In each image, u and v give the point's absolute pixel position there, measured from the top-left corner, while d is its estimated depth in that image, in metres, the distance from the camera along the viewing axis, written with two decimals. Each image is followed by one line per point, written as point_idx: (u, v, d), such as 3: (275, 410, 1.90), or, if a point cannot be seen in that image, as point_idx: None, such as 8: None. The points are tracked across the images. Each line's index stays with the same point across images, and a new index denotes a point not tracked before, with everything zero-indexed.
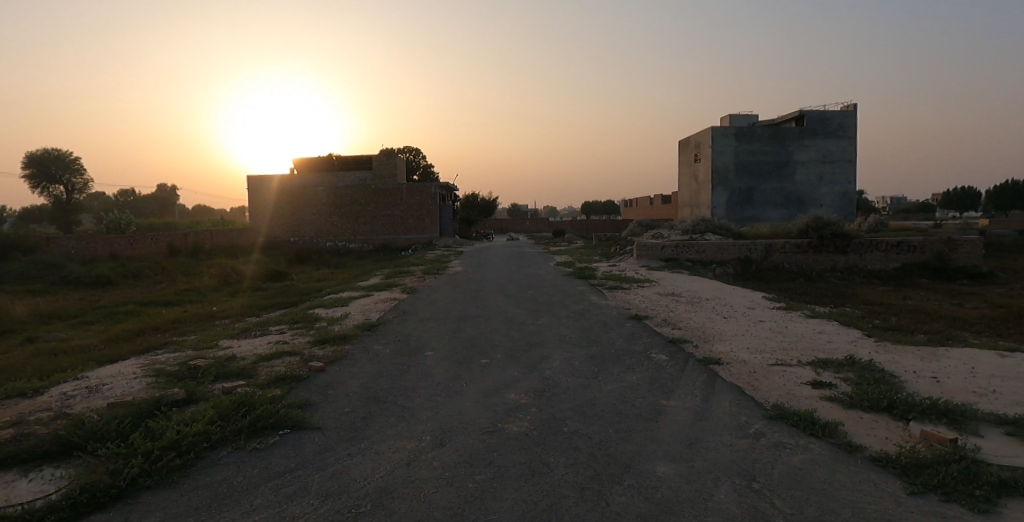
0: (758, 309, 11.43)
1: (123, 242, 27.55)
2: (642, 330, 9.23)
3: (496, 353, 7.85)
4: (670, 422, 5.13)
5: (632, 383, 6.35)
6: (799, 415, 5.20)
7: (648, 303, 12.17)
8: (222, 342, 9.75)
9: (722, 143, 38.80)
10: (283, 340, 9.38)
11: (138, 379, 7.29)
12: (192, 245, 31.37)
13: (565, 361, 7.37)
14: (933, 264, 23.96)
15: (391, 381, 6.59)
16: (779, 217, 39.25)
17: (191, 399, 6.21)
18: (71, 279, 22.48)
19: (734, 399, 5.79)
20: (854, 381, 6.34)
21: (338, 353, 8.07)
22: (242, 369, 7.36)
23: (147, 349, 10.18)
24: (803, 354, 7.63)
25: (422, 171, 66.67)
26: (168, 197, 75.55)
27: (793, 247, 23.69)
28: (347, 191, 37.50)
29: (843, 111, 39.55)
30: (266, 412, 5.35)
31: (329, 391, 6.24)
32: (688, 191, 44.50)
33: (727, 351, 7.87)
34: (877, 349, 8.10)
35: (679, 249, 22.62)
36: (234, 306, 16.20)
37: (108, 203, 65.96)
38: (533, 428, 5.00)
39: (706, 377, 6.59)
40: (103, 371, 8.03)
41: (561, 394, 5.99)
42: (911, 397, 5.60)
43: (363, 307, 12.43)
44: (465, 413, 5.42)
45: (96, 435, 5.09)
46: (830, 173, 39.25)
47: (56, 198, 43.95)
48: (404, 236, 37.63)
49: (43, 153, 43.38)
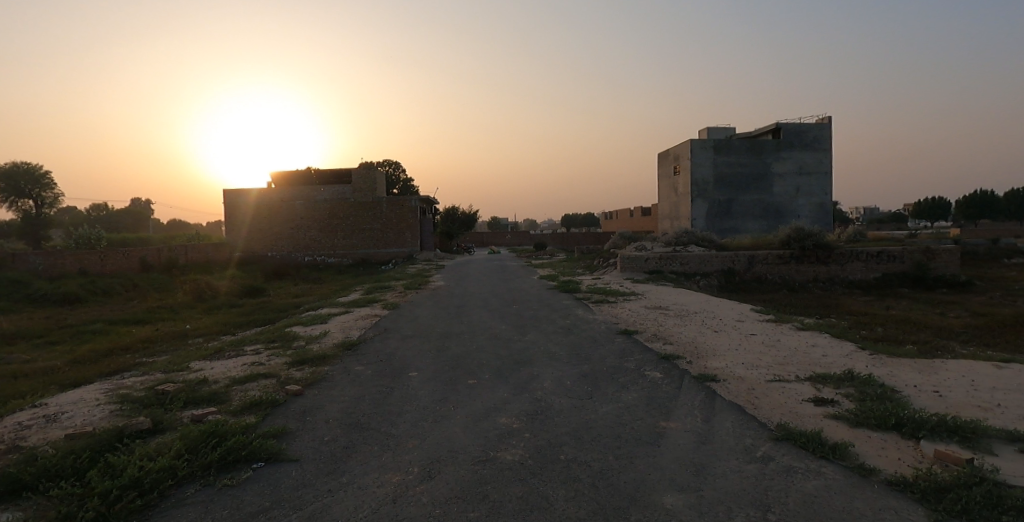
0: (747, 323, 11.26)
1: (93, 258, 26.61)
2: (633, 346, 8.96)
3: (484, 373, 7.50)
4: (672, 447, 4.84)
5: (629, 404, 6.05)
6: (806, 436, 4.96)
7: (636, 317, 11.94)
8: (194, 364, 9.25)
9: (701, 155, 39.14)
10: (258, 361, 8.90)
11: (100, 406, 6.78)
12: (165, 260, 30.48)
13: (556, 381, 7.05)
14: (913, 274, 24.20)
15: (374, 405, 6.21)
16: (758, 228, 39.59)
17: (157, 429, 5.77)
18: (38, 296, 21.59)
19: (736, 419, 5.53)
20: (856, 397, 6.15)
21: (317, 374, 7.66)
22: (214, 394, 6.91)
23: (114, 372, 9.64)
24: (800, 369, 7.43)
25: (402, 184, 66.20)
26: (142, 211, 74.22)
27: (775, 258, 23.74)
28: (326, 205, 36.92)
29: (817, 123, 40.22)
30: (238, 444, 4.93)
31: (308, 418, 5.84)
32: (668, 204, 44.80)
33: (722, 366, 7.64)
34: (873, 362, 7.93)
35: (663, 261, 22.55)
36: (208, 324, 15.61)
37: (80, 218, 64.42)
38: (529, 456, 4.69)
39: (704, 395, 6.32)
40: (63, 398, 7.49)
41: (555, 417, 5.66)
42: (918, 413, 5.41)
43: (343, 325, 11.97)
44: (454, 440, 5.07)
45: (49, 473, 4.62)
46: (806, 185, 39.79)
47: (25, 213, 42.54)
48: (383, 250, 37.13)
49: (12, 166, 41.86)
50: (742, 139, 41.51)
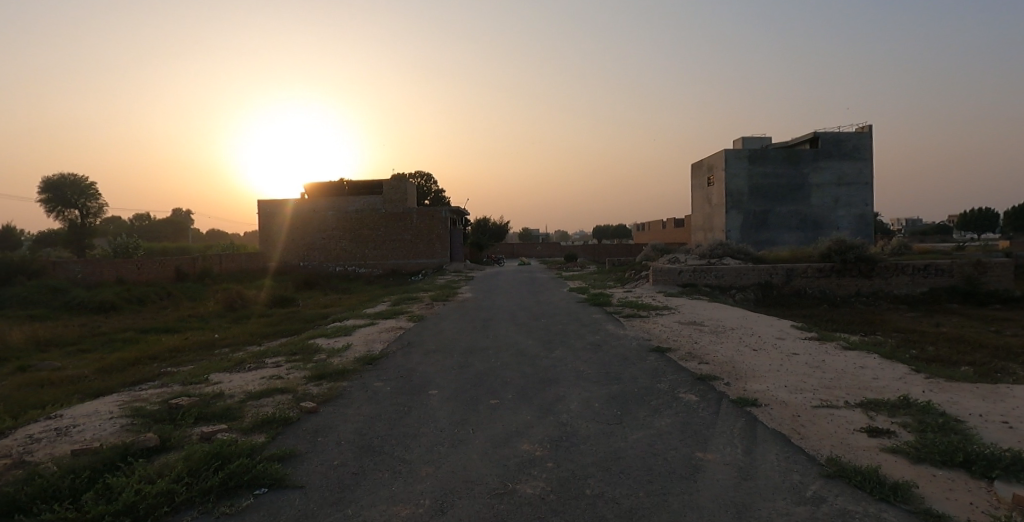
0: (789, 340, 10.60)
1: (129, 266, 27.18)
2: (666, 365, 8.45)
3: (507, 393, 7.12)
4: (711, 483, 4.37)
5: (662, 431, 5.58)
6: (862, 474, 4.42)
7: (669, 333, 11.40)
8: (213, 376, 9.11)
9: (735, 165, 38.16)
10: (278, 374, 8.69)
11: (112, 420, 6.62)
12: (199, 269, 30.98)
13: (583, 403, 6.62)
14: (963, 288, 22.89)
15: (389, 427, 5.88)
16: (796, 240, 38.33)
17: (164, 447, 5.56)
18: (76, 304, 22.08)
19: (780, 451, 5.02)
20: (916, 428, 5.54)
21: (334, 391, 7.38)
22: (227, 410, 6.69)
23: (136, 382, 9.59)
24: (849, 394, 6.83)
25: (433, 195, 66.55)
26: (182, 222, 76.31)
27: (815, 271, 22.82)
28: (357, 216, 37.15)
29: (857, 132, 38.88)
30: (242, 467, 4.65)
31: (319, 439, 5.55)
32: (701, 215, 43.86)
33: (763, 389, 7.09)
34: (930, 386, 7.26)
35: (697, 274, 21.86)
36: (235, 334, 15.61)
37: (124, 228, 66.54)
38: (550, 490, 4.27)
39: (744, 422, 5.81)
40: (79, 410, 7.38)
41: (580, 444, 5.24)
42: (989, 448, 4.81)
43: (366, 338, 11.74)
44: (470, 470, 4.68)
45: (46, 494, 4.43)
46: (846, 196, 38.42)
47: (71, 222, 43.98)
48: (414, 260, 37.15)
49: (59, 178, 43.55)
50: (779, 148, 40.46)
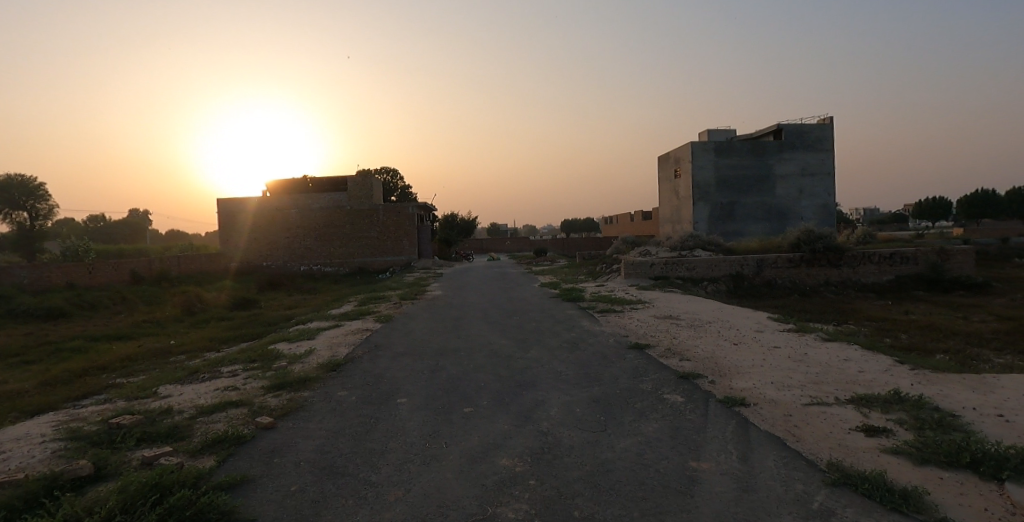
0: (768, 333, 10.39)
1: (80, 270, 25.71)
2: (648, 364, 8.10)
3: (482, 399, 6.68)
4: (710, 498, 4.00)
5: (650, 438, 5.19)
6: (868, 481, 4.11)
7: (646, 329, 11.08)
8: (163, 389, 8.41)
9: (702, 158, 38.38)
10: (233, 385, 8.03)
11: (42, 445, 5.90)
12: (156, 272, 29.55)
13: (564, 408, 6.22)
14: (927, 275, 23.34)
15: (354, 442, 5.38)
16: (762, 230, 38.82)
17: (100, 475, 4.94)
18: (21, 312, 20.71)
19: (778, 457, 4.68)
20: (913, 424, 5.30)
21: (293, 402, 6.79)
22: (174, 429, 6.06)
23: (80, 398, 8.79)
24: (838, 390, 6.58)
25: (400, 192, 65.46)
26: (139, 222, 73.48)
27: (784, 261, 22.94)
28: (322, 213, 36.06)
29: (819, 124, 39.48)
30: (185, 500, 4.07)
31: (275, 460, 5.00)
32: (670, 207, 44.01)
33: (750, 387, 6.80)
34: (917, 378, 7.08)
35: (669, 266, 21.62)
36: (194, 340, 14.73)
37: (76, 230, 63.61)
38: (534, 513, 3.85)
39: (736, 425, 5.48)
40: (6, 434, 6.61)
41: (564, 456, 4.83)
42: (992, 446, 4.56)
43: (330, 341, 11.13)
44: (445, 491, 4.22)
45: None
46: (810, 187, 39.02)
47: (20, 225, 41.66)
48: (382, 258, 36.20)
49: (5, 179, 41.15)
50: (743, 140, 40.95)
